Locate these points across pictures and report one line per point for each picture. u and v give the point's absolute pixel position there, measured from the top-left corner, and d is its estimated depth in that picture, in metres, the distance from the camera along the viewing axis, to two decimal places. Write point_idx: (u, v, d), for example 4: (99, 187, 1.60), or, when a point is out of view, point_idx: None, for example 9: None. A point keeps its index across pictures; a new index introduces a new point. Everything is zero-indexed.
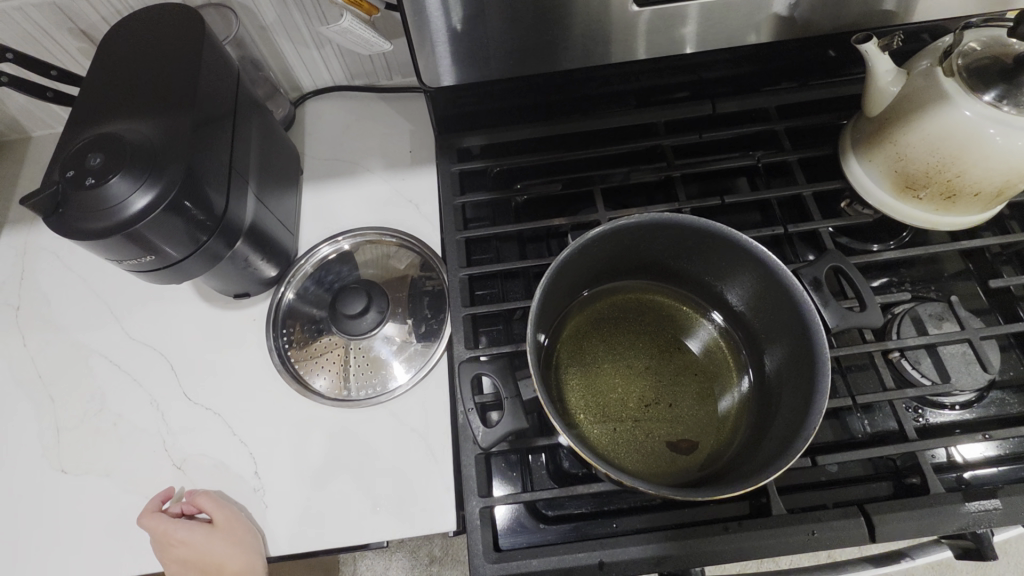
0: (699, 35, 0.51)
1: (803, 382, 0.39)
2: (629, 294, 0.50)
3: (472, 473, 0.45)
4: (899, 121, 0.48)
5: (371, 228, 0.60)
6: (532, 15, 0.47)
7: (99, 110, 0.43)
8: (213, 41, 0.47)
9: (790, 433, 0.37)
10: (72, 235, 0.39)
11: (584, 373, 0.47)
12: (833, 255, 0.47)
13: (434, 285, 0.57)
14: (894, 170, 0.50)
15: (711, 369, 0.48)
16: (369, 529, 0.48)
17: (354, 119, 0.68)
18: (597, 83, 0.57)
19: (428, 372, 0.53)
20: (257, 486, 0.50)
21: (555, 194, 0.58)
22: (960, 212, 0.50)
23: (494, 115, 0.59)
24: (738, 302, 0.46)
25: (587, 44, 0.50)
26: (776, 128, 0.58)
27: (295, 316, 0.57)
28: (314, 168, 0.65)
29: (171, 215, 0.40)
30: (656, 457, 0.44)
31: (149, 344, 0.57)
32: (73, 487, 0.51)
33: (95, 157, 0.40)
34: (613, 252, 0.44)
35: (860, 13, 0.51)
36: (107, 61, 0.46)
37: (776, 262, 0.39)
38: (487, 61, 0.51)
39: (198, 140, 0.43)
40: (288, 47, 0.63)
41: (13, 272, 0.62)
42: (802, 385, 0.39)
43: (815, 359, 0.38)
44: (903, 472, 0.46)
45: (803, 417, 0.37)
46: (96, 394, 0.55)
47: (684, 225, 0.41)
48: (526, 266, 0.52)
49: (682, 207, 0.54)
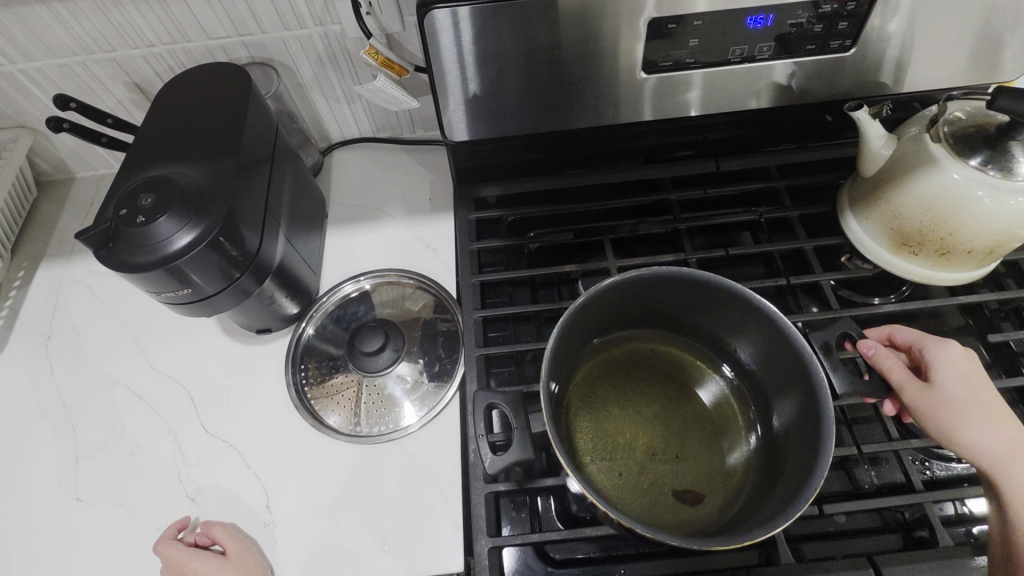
0: (703, 100, 0.55)
1: (809, 439, 0.40)
2: (641, 344, 0.52)
3: (482, 511, 0.45)
4: (892, 181, 0.51)
5: (391, 270, 0.63)
6: (548, 78, 0.51)
7: (152, 155, 0.47)
8: (258, 97, 0.52)
9: (796, 488, 0.38)
10: (118, 268, 0.42)
11: (594, 419, 0.48)
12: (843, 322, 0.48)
13: (448, 326, 0.59)
14: (890, 227, 0.52)
15: (720, 422, 0.49)
16: (377, 568, 0.48)
17: (378, 168, 0.72)
18: (608, 140, 0.61)
19: (439, 412, 0.55)
20: (268, 521, 0.50)
21: (566, 243, 0.61)
22: (956, 268, 0.52)
23: (511, 167, 0.63)
24: (746, 356, 0.48)
25: (599, 105, 0.54)
26: (777, 186, 0.61)
27: (312, 353, 0.59)
28: (339, 213, 0.68)
29: (210, 252, 0.43)
30: (662, 507, 0.44)
31: (170, 376, 0.59)
32: (86, 516, 0.52)
33: (146, 198, 0.43)
34: (627, 301, 0.47)
35: (853, 83, 0.55)
36: (162, 112, 0.50)
37: (784, 319, 0.41)
38: (506, 118, 0.55)
39: (240, 185, 0.46)
40: (322, 101, 0.68)
41: (48, 302, 0.64)
42: (808, 441, 0.40)
43: (821, 416, 0.39)
44: (912, 525, 0.46)
45: (808, 472, 0.38)
46: (117, 424, 0.56)
47: (696, 279, 0.43)
48: (538, 309, 0.54)
49: (688, 257, 0.56)
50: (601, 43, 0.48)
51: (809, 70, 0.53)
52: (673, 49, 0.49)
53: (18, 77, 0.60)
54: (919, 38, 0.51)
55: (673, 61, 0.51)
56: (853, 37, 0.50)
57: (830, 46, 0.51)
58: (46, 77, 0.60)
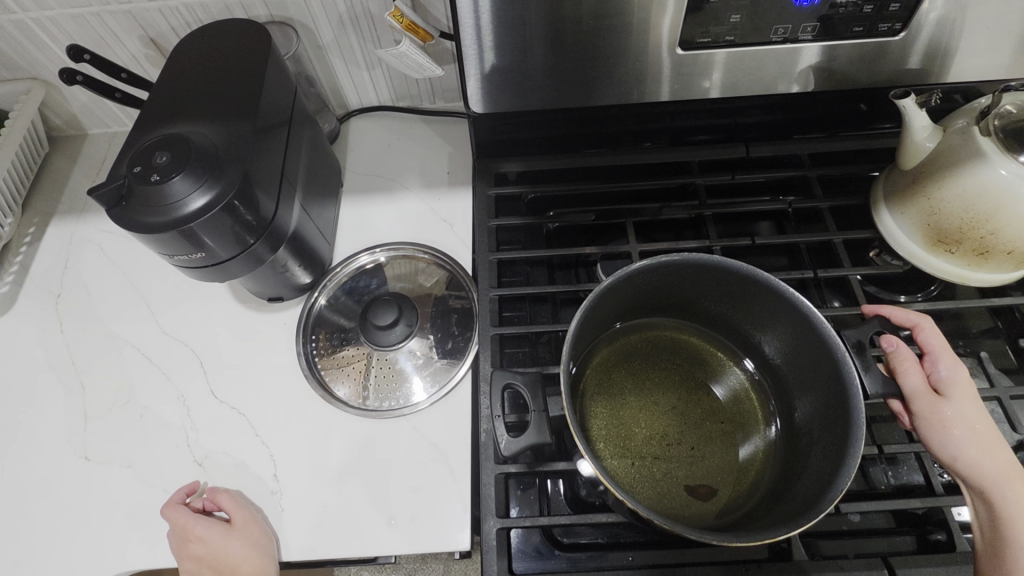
0: (735, 81, 0.53)
1: (833, 443, 0.39)
2: (662, 331, 0.51)
3: (491, 492, 0.44)
4: (934, 175, 0.49)
5: (407, 243, 0.62)
6: (576, 49, 0.49)
7: (167, 113, 0.46)
8: (277, 57, 0.50)
9: (817, 493, 0.37)
10: (130, 226, 0.41)
11: (609, 404, 0.47)
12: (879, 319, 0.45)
13: (461, 303, 0.58)
14: (927, 224, 0.50)
15: (737, 415, 0.48)
16: (382, 543, 0.47)
17: (395, 137, 0.70)
18: (636, 120, 0.59)
19: (450, 389, 0.54)
20: (275, 489, 0.50)
21: (587, 223, 0.59)
22: (992, 269, 0.50)
23: (532, 144, 0.61)
24: (773, 353, 0.47)
25: (627, 81, 0.52)
26: (808, 175, 0.59)
27: (323, 323, 0.58)
28: (354, 182, 0.67)
29: (225, 216, 0.42)
30: (671, 498, 0.43)
31: (181, 340, 0.58)
32: (93, 475, 0.52)
33: (161, 156, 0.42)
34: (653, 287, 0.45)
35: (896, 71, 0.52)
36: (179, 68, 0.49)
37: (819, 317, 0.39)
38: (530, 90, 0.52)
39: (257, 148, 0.45)
40: (341, 66, 0.66)
41: (58, 260, 0.64)
42: (833, 445, 0.39)
43: (850, 421, 0.38)
44: (928, 528, 0.45)
45: (831, 477, 0.37)
46: (126, 385, 0.56)
47: (728, 268, 0.42)
48: (555, 290, 0.53)
49: (712, 245, 0.54)
50: (632, 15, 0.46)
51: (853, 54, 0.50)
52: (712, 24, 0.47)
53: (30, 25, 0.58)
54: (974, 25, 0.48)
55: (711, 38, 0.48)
56: (904, 21, 0.47)
57: (878, 29, 0.48)
58: (59, 27, 0.58)
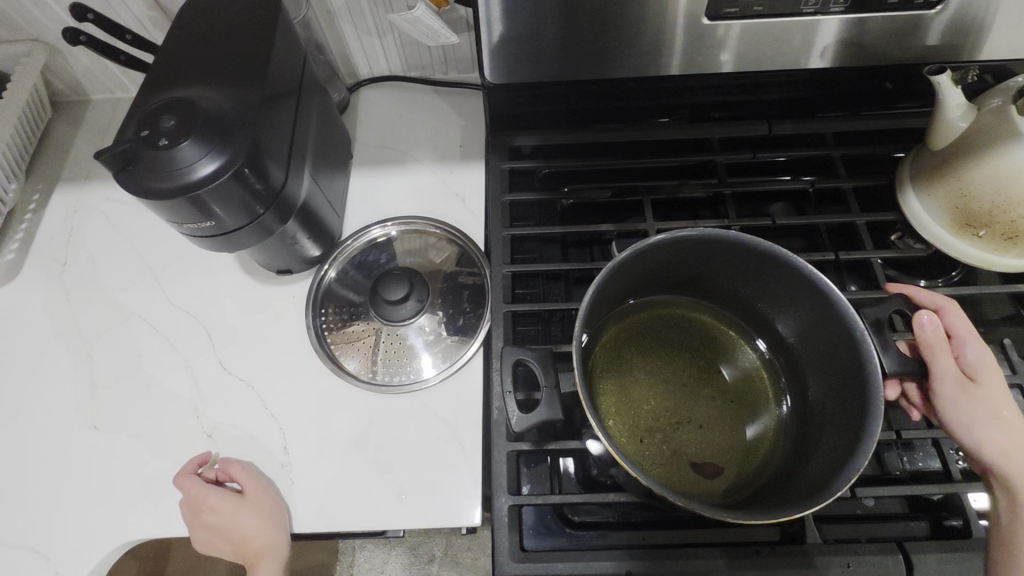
0: (761, 54, 0.51)
1: (849, 425, 0.38)
2: (674, 310, 0.50)
3: (503, 470, 0.44)
4: (966, 157, 0.47)
5: (420, 218, 0.60)
6: (597, 15, 0.47)
7: (173, 76, 0.44)
8: (287, 20, 0.48)
9: (830, 474, 0.36)
10: (137, 192, 0.40)
11: (619, 382, 0.46)
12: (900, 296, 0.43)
13: (473, 280, 0.57)
14: (955, 206, 0.49)
15: (749, 396, 0.47)
16: (391, 517, 0.47)
17: (406, 108, 0.68)
18: (654, 93, 0.57)
19: (461, 366, 0.53)
20: (283, 461, 0.50)
21: (604, 200, 0.57)
22: (1018, 255, 0.49)
23: (548, 117, 0.59)
24: (788, 333, 0.46)
25: (648, 53, 0.50)
26: (832, 154, 0.58)
27: (332, 298, 0.57)
28: (364, 154, 0.65)
29: (234, 184, 0.41)
30: (680, 476, 0.43)
31: (188, 311, 0.58)
32: (101, 445, 0.51)
33: (169, 119, 0.40)
34: (666, 262, 0.44)
35: (929, 46, 0.50)
36: (185, 29, 0.47)
37: (839, 297, 0.38)
38: (547, 60, 0.51)
39: (267, 115, 0.43)
40: (351, 32, 0.64)
41: (63, 228, 0.63)
42: (848, 427, 0.38)
43: (866, 401, 0.37)
44: (942, 513, 0.44)
45: (845, 459, 0.36)
46: (132, 355, 0.55)
47: (747, 245, 0.41)
48: (569, 268, 0.51)
49: (732, 224, 0.53)
50: None
51: (884, 28, 0.48)
52: None
53: None
54: None
55: (738, 7, 0.46)
56: None
57: (914, 1, 0.46)
58: None
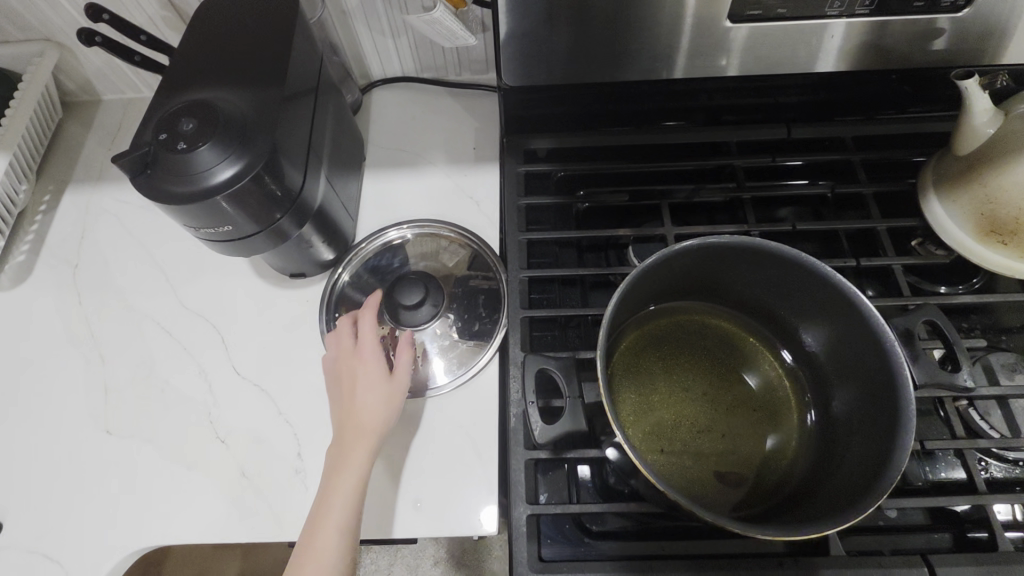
0: (783, 58, 0.50)
1: (879, 438, 0.38)
2: (695, 316, 0.49)
3: (521, 478, 0.43)
4: (994, 163, 0.46)
5: (433, 221, 0.60)
6: (618, 17, 0.46)
7: (190, 78, 0.44)
8: (304, 21, 0.48)
9: (861, 490, 0.36)
10: (155, 196, 0.39)
11: (639, 389, 0.45)
12: (930, 308, 0.44)
13: (488, 284, 0.56)
14: (981, 213, 0.48)
15: (771, 405, 0.47)
16: (408, 525, 0.47)
17: (419, 110, 0.68)
18: (673, 96, 0.56)
19: (477, 371, 0.52)
20: (299, 468, 0.49)
21: (620, 204, 0.56)
22: None
23: (564, 119, 0.58)
24: (813, 342, 0.45)
25: (668, 55, 0.50)
26: (852, 158, 0.57)
27: (345, 302, 0.57)
28: (377, 156, 0.65)
29: (253, 189, 0.40)
30: (703, 486, 0.42)
31: (201, 314, 0.57)
32: (115, 450, 0.51)
33: (188, 123, 0.40)
34: (691, 269, 0.43)
35: (955, 50, 0.49)
36: (202, 30, 0.47)
37: (870, 307, 0.38)
38: (566, 63, 0.50)
39: (285, 119, 0.43)
40: (365, 32, 0.63)
41: (75, 229, 0.62)
42: (878, 440, 0.37)
43: (898, 415, 0.36)
44: (966, 525, 0.44)
45: (877, 474, 0.35)
46: (146, 358, 0.55)
47: (775, 253, 0.40)
48: (586, 273, 0.51)
49: (751, 229, 0.52)
50: None
51: (909, 32, 0.48)
52: None
53: None
54: None
55: (761, 9, 0.45)
56: None
57: (940, 5, 0.45)
58: None
